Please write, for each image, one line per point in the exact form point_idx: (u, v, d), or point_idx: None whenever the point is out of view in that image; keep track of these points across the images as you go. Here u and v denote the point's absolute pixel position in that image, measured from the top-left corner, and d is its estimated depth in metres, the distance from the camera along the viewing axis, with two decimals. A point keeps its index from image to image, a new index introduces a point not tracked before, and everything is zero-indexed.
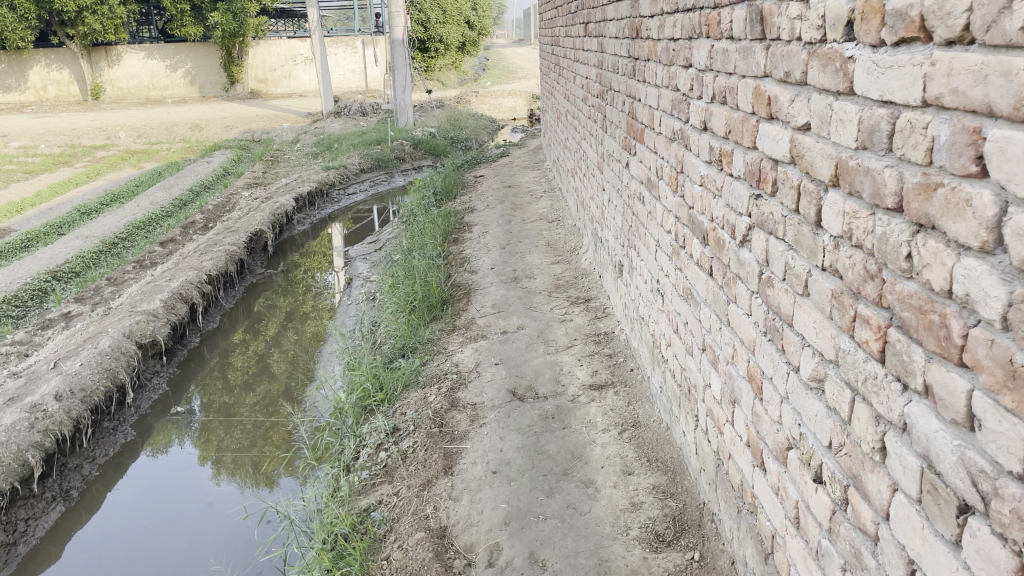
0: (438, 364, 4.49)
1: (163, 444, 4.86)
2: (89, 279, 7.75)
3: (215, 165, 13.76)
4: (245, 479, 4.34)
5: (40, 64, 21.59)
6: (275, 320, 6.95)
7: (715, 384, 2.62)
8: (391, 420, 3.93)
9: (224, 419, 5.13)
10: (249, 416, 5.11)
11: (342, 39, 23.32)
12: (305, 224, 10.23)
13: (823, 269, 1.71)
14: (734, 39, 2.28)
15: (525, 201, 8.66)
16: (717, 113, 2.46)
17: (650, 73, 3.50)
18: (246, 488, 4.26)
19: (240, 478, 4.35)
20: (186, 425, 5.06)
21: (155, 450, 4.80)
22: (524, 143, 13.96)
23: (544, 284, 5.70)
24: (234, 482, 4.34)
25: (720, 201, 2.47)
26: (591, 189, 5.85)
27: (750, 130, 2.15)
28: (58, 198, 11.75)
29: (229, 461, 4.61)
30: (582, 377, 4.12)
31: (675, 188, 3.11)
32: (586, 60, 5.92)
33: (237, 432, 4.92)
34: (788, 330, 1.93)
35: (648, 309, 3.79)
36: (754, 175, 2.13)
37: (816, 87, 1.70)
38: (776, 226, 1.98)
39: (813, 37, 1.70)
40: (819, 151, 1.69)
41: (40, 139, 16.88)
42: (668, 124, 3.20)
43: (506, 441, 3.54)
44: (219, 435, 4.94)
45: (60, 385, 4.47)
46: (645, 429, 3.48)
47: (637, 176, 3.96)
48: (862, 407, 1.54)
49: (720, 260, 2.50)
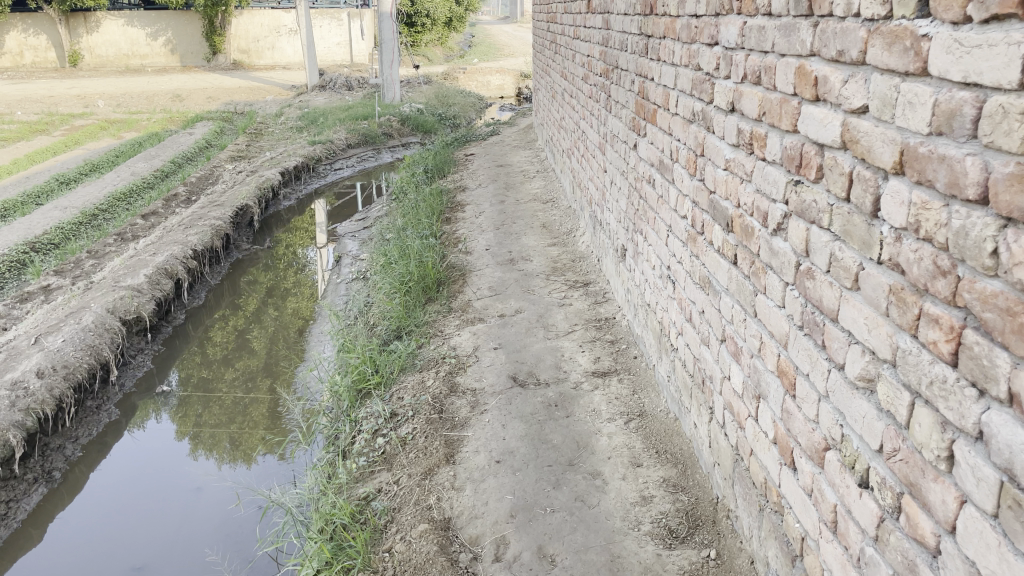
0: (436, 347, 4.37)
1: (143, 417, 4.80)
2: (69, 251, 7.53)
3: (197, 137, 13.47)
4: (234, 462, 4.20)
5: (16, 29, 21.02)
6: (257, 295, 6.83)
7: (737, 378, 2.52)
8: (389, 405, 3.81)
9: (203, 394, 5.05)
10: (229, 392, 5.03)
11: (328, 11, 22.90)
12: (291, 199, 10.03)
13: (879, 262, 1.61)
14: (773, 16, 2.15)
15: (518, 181, 8.52)
16: (749, 94, 2.34)
17: (666, 51, 3.37)
18: (223, 464, 4.22)
19: (217, 454, 4.30)
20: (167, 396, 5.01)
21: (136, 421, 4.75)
22: (513, 122, 13.79)
23: (541, 267, 5.58)
24: (212, 458, 4.29)
25: (750, 186, 2.36)
26: (591, 170, 5.73)
27: (790, 111, 2.04)
28: (36, 167, 11.45)
29: (207, 437, 4.56)
30: (585, 364, 4.02)
31: (693, 172, 2.99)
32: (587, 37, 5.79)
33: (216, 408, 4.85)
34: (831, 325, 1.83)
35: (655, 296, 3.68)
36: (794, 160, 2.02)
37: (877, 67, 1.59)
38: (820, 215, 1.87)
39: (876, 14, 1.59)
40: (879, 136, 1.59)
41: (17, 106, 16.45)
42: (686, 105, 3.08)
43: (509, 429, 3.44)
44: (198, 410, 4.86)
45: (42, 362, 4.30)
46: (652, 420, 3.39)
47: (646, 158, 3.84)
48: (925, 412, 1.45)
49: (747, 249, 2.39)
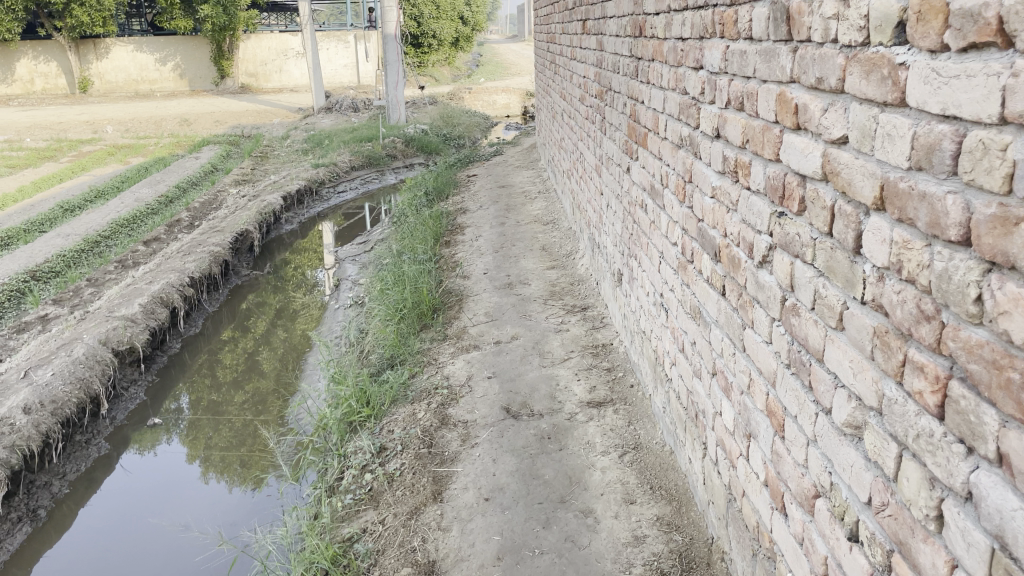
0: (428, 377, 4.28)
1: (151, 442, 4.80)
2: (69, 279, 7.50)
3: (203, 161, 13.51)
4: (234, 492, 4.11)
5: (27, 56, 21.23)
6: (264, 318, 6.86)
7: (728, 415, 2.42)
8: (378, 439, 3.72)
9: (212, 417, 5.08)
10: (238, 415, 5.05)
11: (334, 34, 23.06)
12: (293, 223, 10.00)
13: (862, 303, 1.51)
14: (753, 40, 2.07)
15: (520, 202, 8.45)
16: (733, 120, 2.25)
17: (655, 74, 3.29)
18: (234, 487, 4.20)
19: (228, 477, 4.30)
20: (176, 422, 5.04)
21: (143, 447, 4.75)
22: (517, 141, 13.75)
23: (538, 291, 5.49)
24: (223, 481, 4.28)
25: (735, 216, 2.27)
26: (588, 192, 5.65)
27: (772, 139, 1.95)
28: (42, 194, 11.48)
29: (217, 460, 4.56)
30: (580, 393, 3.92)
31: (682, 198, 2.90)
32: (583, 58, 5.73)
33: (225, 430, 4.86)
34: (817, 366, 1.73)
35: (650, 323, 3.58)
36: (777, 191, 1.93)
37: (856, 96, 1.50)
38: (803, 249, 1.78)
39: (854, 40, 1.50)
40: (859, 169, 1.50)
41: (27, 133, 16.57)
42: (674, 130, 3.00)
43: (499, 464, 3.34)
44: (208, 433, 4.89)
45: (29, 397, 4.24)
46: (647, 453, 3.28)
47: (639, 183, 3.76)
48: (913, 466, 1.34)
49: (735, 280, 2.30)
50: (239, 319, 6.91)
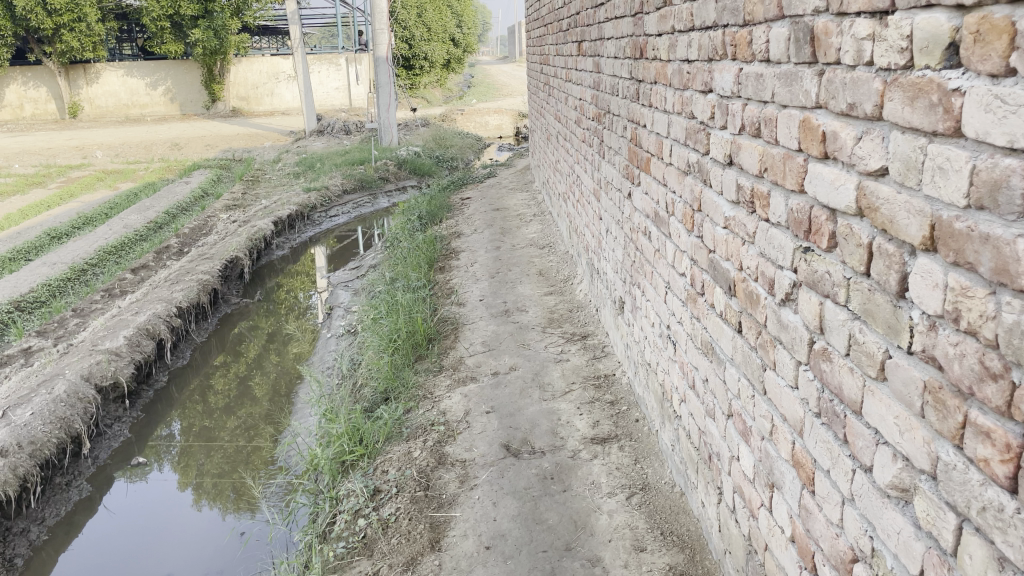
0: (424, 413, 4.10)
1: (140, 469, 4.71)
2: (54, 310, 7.32)
3: (193, 185, 13.35)
4: (228, 520, 4.11)
5: (16, 82, 21.11)
6: (257, 343, 6.86)
7: (746, 461, 2.26)
8: (371, 480, 3.55)
9: (205, 444, 5.06)
10: (230, 441, 5.03)
11: (325, 56, 23.03)
12: (284, 248, 9.84)
13: (909, 352, 1.36)
14: (771, 63, 1.93)
15: (515, 225, 8.30)
16: (748, 147, 2.11)
17: (658, 97, 3.16)
18: (227, 513, 4.20)
19: (221, 504, 4.29)
20: (167, 450, 5.00)
21: (132, 475, 4.65)
22: (510, 163, 13.61)
23: (536, 319, 5.33)
24: (216, 508, 4.28)
25: (752, 248, 2.12)
26: (586, 217, 5.51)
27: (795, 168, 1.81)
28: (29, 221, 11.29)
29: (210, 487, 4.52)
30: (583, 428, 3.74)
31: (691, 227, 2.75)
32: (579, 80, 5.61)
33: (218, 456, 4.84)
34: (854, 418, 1.57)
35: (655, 355, 3.42)
36: (802, 225, 1.78)
37: (897, 124, 1.36)
38: (835, 288, 1.63)
39: (894, 63, 1.37)
40: (902, 205, 1.35)
41: (15, 159, 16.39)
42: (680, 155, 2.86)
43: (500, 508, 3.17)
44: (199, 459, 4.87)
45: (6, 438, 4.04)
46: (656, 494, 3.11)
47: (641, 209, 3.61)
48: (977, 542, 1.19)
49: (753, 318, 2.14)
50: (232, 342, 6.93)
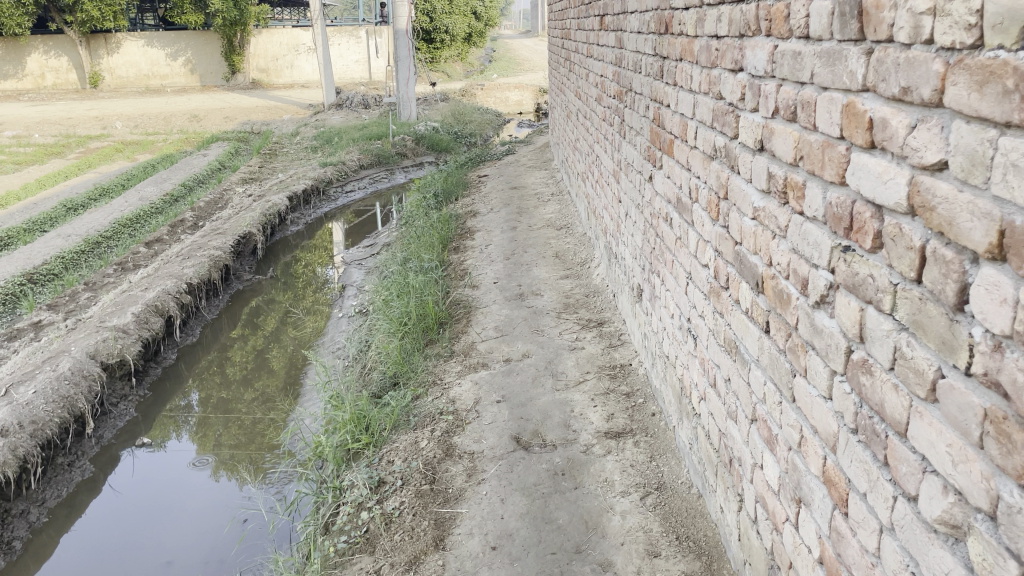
0: (433, 401, 3.99)
1: (162, 438, 4.83)
2: (66, 283, 7.24)
3: (210, 158, 13.24)
4: (244, 489, 4.09)
5: (38, 51, 21.09)
6: (276, 315, 6.81)
7: (771, 471, 2.11)
8: (376, 471, 3.43)
9: (222, 415, 5.09)
10: (247, 413, 5.04)
11: (345, 29, 22.78)
12: (299, 224, 9.72)
13: (965, 374, 1.20)
14: (811, 40, 1.75)
15: (532, 204, 8.12)
16: (782, 132, 1.93)
17: (683, 75, 2.96)
18: (245, 483, 4.17)
19: (240, 474, 4.26)
20: (185, 419, 5.07)
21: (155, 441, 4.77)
22: (530, 140, 13.38)
23: (551, 303, 5.17)
24: (234, 478, 4.25)
25: (783, 244, 1.95)
26: (605, 198, 5.33)
27: (835, 158, 1.63)
28: (46, 192, 11.24)
29: (228, 457, 4.54)
30: (596, 421, 3.60)
31: (715, 217, 2.57)
32: (600, 56, 5.41)
33: (235, 428, 4.86)
34: (897, 440, 1.41)
35: (674, 349, 3.25)
36: (842, 221, 1.61)
37: (961, 113, 1.19)
38: (879, 295, 1.46)
39: (958, 42, 1.19)
40: (964, 206, 1.18)
41: (35, 128, 16.35)
42: (706, 138, 2.67)
43: (508, 505, 3.04)
44: (217, 431, 4.90)
45: (7, 417, 3.96)
46: (672, 495, 2.97)
47: (662, 194, 3.43)
48: None
49: (782, 319, 1.98)
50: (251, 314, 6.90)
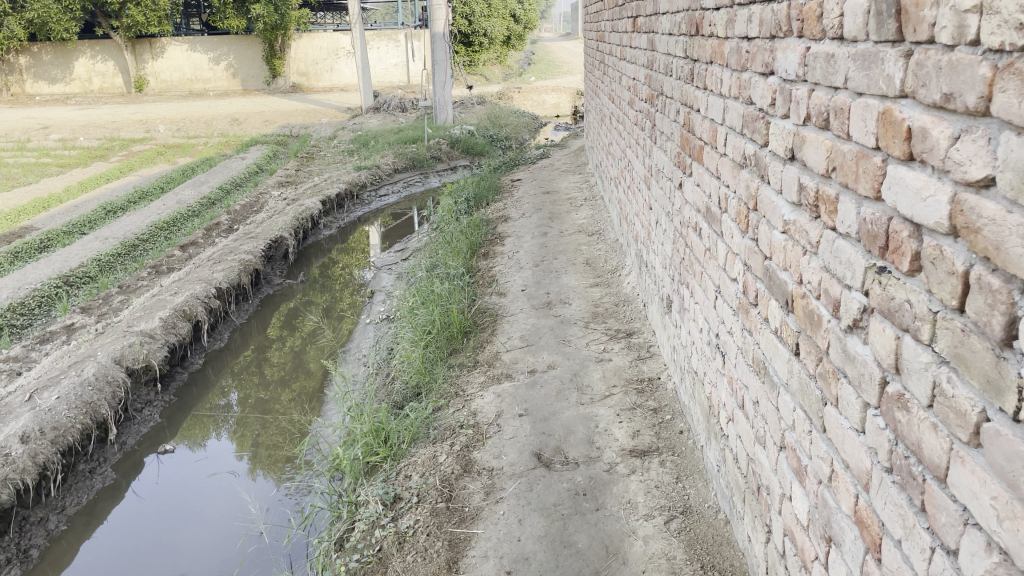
0: (454, 413, 3.90)
1: (201, 438, 4.90)
2: (100, 286, 7.29)
3: (248, 161, 13.33)
4: (278, 487, 4.12)
5: (85, 56, 21.56)
6: (310, 316, 6.82)
7: (800, 504, 1.96)
8: (392, 487, 3.35)
9: (260, 414, 5.12)
10: (285, 413, 5.06)
11: (384, 33, 22.89)
12: (332, 227, 9.72)
13: (1013, 419, 1.06)
14: (845, 41, 1.61)
15: (564, 209, 7.99)
16: (814, 141, 1.79)
17: (714, 79, 2.81)
18: (281, 481, 4.19)
19: (276, 474, 4.28)
20: (223, 420, 5.12)
21: (195, 442, 4.85)
22: (565, 144, 13.24)
23: (580, 312, 5.04)
24: (270, 477, 4.27)
25: (814, 261, 1.80)
26: (636, 205, 5.19)
27: (870, 170, 1.49)
28: (87, 194, 11.41)
29: (266, 458, 4.54)
30: (621, 438, 3.46)
31: (745, 229, 2.42)
32: (633, 59, 5.27)
33: (273, 428, 4.87)
34: (936, 486, 1.27)
35: (703, 365, 3.10)
36: (878, 239, 1.46)
37: (1012, 123, 1.04)
38: (916, 322, 1.32)
39: (1008, 43, 1.04)
40: (1014, 229, 1.04)
41: (81, 131, 16.67)
42: (735, 145, 2.53)
43: (525, 527, 2.92)
44: (255, 430, 4.92)
45: (29, 424, 3.96)
46: (699, 520, 2.82)
47: (692, 202, 3.29)
48: None
49: (813, 342, 1.83)
50: (285, 315, 6.92)
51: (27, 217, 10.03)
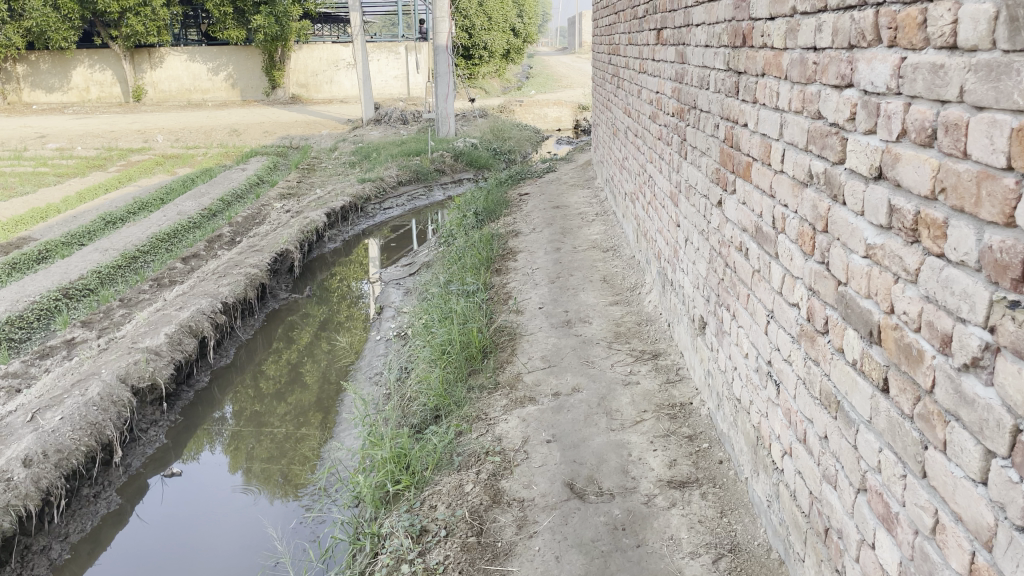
0: (477, 438, 3.73)
1: (195, 451, 4.79)
2: (101, 299, 7.10)
3: (248, 173, 13.16)
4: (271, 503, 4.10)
5: (83, 65, 21.41)
6: (309, 329, 6.69)
7: (888, 554, 1.79)
8: (417, 518, 3.19)
9: (255, 429, 5.01)
10: (280, 426, 4.99)
11: (385, 45, 22.82)
12: (336, 241, 9.54)
13: None
14: (959, 50, 1.47)
15: (576, 224, 7.83)
16: (913, 158, 1.64)
17: (766, 92, 2.67)
18: (273, 498, 4.17)
19: (268, 489, 4.26)
20: (217, 432, 4.99)
21: (189, 455, 4.73)
22: (570, 157, 13.09)
23: (601, 332, 4.87)
24: (262, 493, 4.24)
25: (911, 289, 1.65)
26: (659, 221, 5.04)
27: (1000, 193, 1.34)
28: (85, 204, 11.22)
29: (259, 471, 4.51)
30: (658, 468, 3.28)
31: (810, 251, 2.27)
32: (656, 72, 5.14)
33: (267, 441, 4.82)
34: None
35: (749, 393, 2.94)
36: (1011, 269, 1.31)
37: None
38: None
39: None
40: None
41: (79, 141, 16.48)
42: (797, 161, 2.38)
43: (563, 565, 2.76)
44: (249, 444, 4.84)
45: (32, 447, 3.79)
46: (750, 561, 2.65)
47: (735, 221, 3.14)
48: None
49: (910, 379, 1.67)
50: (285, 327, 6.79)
51: (25, 228, 9.83)
